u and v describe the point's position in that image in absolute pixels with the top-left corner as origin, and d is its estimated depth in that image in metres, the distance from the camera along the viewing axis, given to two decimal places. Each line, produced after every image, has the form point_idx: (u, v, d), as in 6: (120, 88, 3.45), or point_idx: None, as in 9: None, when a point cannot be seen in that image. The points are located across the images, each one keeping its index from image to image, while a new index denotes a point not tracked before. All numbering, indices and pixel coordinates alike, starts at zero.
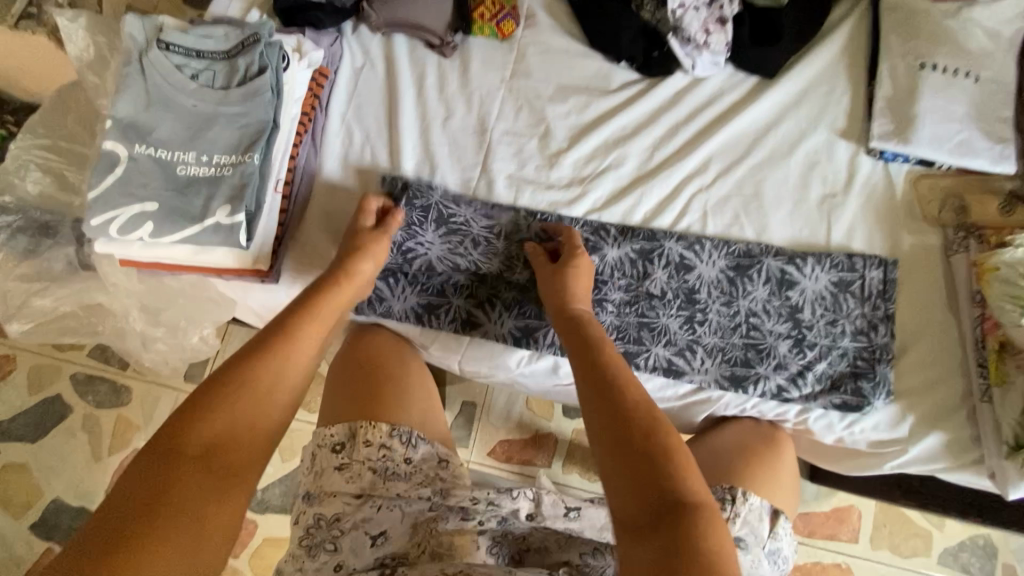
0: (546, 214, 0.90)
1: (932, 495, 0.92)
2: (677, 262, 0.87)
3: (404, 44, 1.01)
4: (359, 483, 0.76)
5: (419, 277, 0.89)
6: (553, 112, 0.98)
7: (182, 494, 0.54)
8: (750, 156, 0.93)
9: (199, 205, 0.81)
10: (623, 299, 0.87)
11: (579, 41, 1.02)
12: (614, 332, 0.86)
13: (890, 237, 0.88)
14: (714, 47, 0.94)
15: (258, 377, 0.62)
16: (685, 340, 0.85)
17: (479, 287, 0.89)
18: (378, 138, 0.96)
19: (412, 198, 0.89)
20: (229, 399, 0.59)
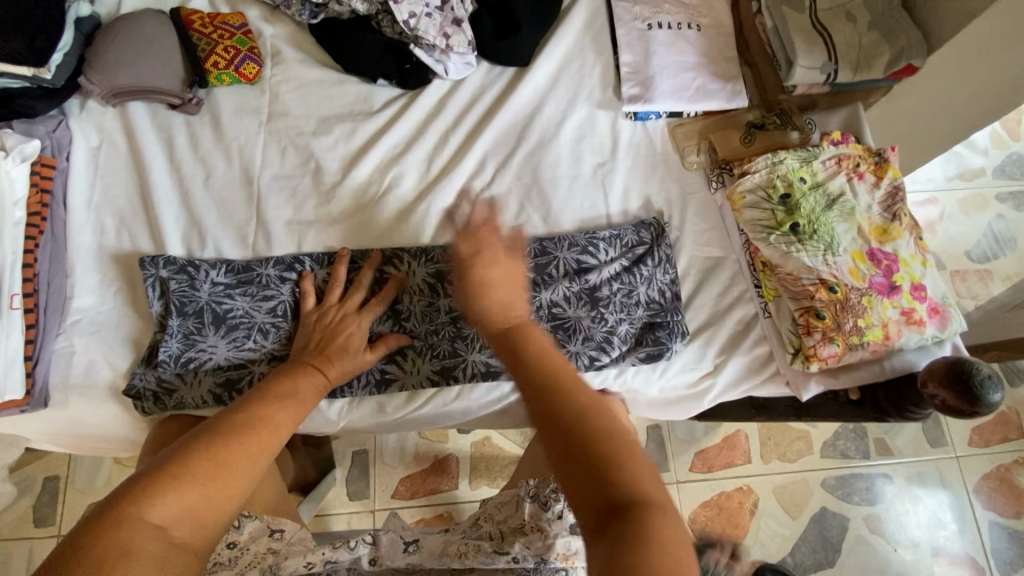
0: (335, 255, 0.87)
1: (776, 407, 0.90)
2: None
3: (143, 111, 0.94)
4: None
5: (205, 353, 0.81)
6: (320, 145, 0.94)
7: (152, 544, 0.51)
8: (521, 145, 0.95)
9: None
10: (429, 320, 0.86)
11: (333, 68, 1.00)
12: (428, 352, 0.85)
13: (660, 189, 0.93)
14: (457, 48, 0.95)
15: (236, 462, 0.59)
16: None
17: (278, 346, 0.83)
18: (134, 218, 0.88)
19: (181, 275, 0.83)
20: (196, 474, 0.56)
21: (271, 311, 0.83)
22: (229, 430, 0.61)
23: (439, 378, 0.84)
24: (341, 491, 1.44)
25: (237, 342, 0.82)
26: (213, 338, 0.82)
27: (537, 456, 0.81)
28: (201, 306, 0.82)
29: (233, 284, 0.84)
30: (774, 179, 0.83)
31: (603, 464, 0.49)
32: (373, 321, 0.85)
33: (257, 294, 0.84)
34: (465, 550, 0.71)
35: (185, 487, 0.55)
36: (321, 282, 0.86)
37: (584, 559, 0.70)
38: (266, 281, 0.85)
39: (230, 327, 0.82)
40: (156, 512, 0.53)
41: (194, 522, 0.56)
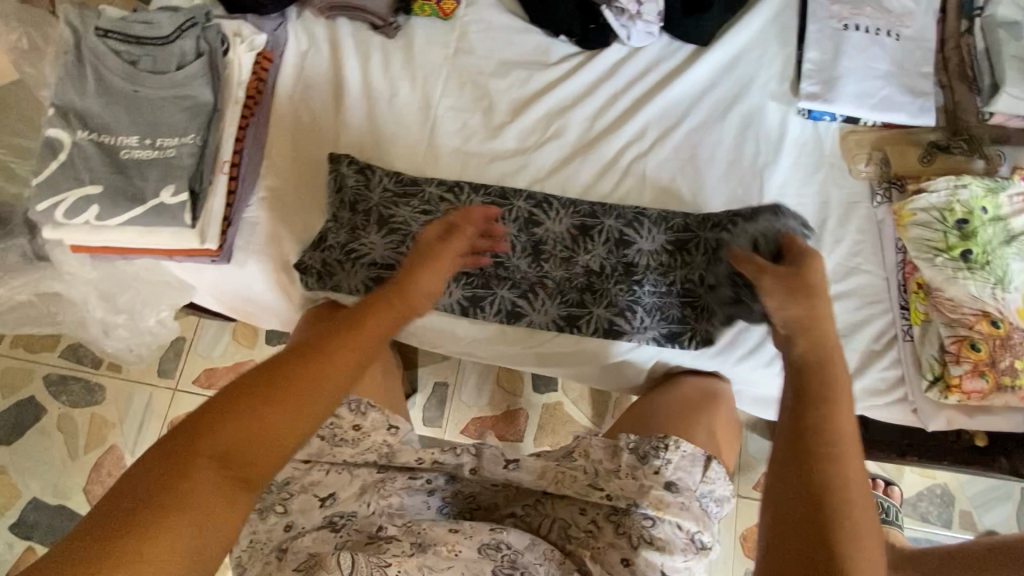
0: (492, 187, 0.93)
1: (876, 439, 0.89)
2: (616, 237, 0.90)
3: (347, 26, 1.04)
4: (305, 450, 0.74)
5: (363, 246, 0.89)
6: (496, 86, 1.00)
7: (207, 474, 0.46)
8: (687, 121, 0.97)
9: (142, 185, 0.80)
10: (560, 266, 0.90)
11: (520, 17, 1.05)
12: (558, 297, 0.89)
13: (819, 191, 0.92)
14: (646, 17, 0.97)
15: (320, 382, 0.52)
16: (625, 301, 0.87)
17: None
18: (325, 120, 0.99)
19: (361, 176, 0.93)
20: (261, 401, 0.50)
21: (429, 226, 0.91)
22: (312, 352, 0.53)
23: (564, 323, 0.89)
24: (416, 415, 1.54)
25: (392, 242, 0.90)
26: (372, 236, 0.90)
27: (645, 419, 0.83)
28: (370, 206, 0.91)
29: (400, 194, 0.93)
30: (952, 202, 0.80)
31: (830, 540, 0.48)
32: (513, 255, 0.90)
33: (417, 205, 0.92)
34: (564, 479, 0.75)
35: (250, 412, 0.49)
36: (474, 209, 0.92)
37: (676, 518, 0.71)
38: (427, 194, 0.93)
39: (390, 231, 0.90)
40: (215, 436, 0.48)
41: (262, 448, 0.49)
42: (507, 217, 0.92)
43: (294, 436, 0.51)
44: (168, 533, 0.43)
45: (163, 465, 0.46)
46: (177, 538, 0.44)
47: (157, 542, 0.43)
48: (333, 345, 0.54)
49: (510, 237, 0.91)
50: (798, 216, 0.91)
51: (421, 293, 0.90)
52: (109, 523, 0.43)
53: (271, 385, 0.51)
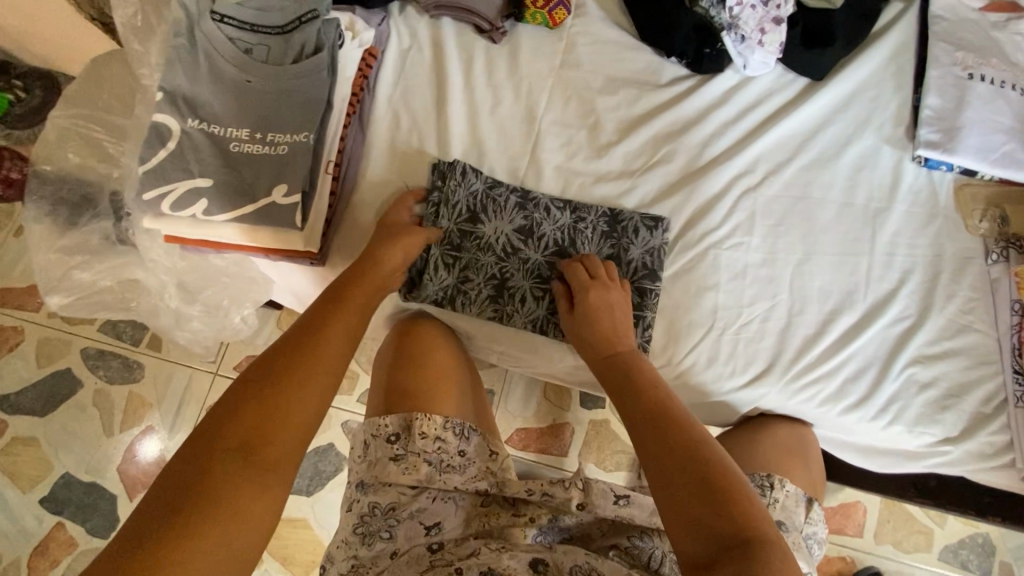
0: (580, 206, 0.91)
1: (950, 495, 0.91)
2: (708, 264, 0.89)
3: (452, 27, 1.00)
4: (415, 476, 0.77)
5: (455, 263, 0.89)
6: (603, 103, 0.97)
7: (230, 467, 0.55)
8: (799, 158, 0.94)
9: (253, 182, 0.78)
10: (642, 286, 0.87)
11: (630, 33, 1.02)
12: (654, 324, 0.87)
13: (933, 243, 0.89)
14: (767, 47, 0.94)
15: (287, 406, 0.60)
16: (724, 336, 0.87)
17: (513, 274, 0.89)
18: (426, 123, 0.96)
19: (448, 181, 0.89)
20: (249, 419, 0.58)
21: (517, 242, 0.89)
22: (273, 384, 0.60)
23: (660, 353, 0.87)
24: None
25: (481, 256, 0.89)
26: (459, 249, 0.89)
27: (740, 459, 0.83)
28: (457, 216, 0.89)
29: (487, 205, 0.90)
30: None
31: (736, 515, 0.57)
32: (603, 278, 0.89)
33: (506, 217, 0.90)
34: None
35: (241, 437, 0.57)
36: (563, 227, 0.90)
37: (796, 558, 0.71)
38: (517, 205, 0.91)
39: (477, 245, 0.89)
40: (219, 463, 0.55)
41: (258, 435, 0.57)
42: (594, 238, 0.90)
43: (295, 437, 0.59)
44: (209, 526, 0.51)
45: (195, 474, 0.54)
46: (200, 545, 0.50)
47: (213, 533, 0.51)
48: (303, 353, 0.64)
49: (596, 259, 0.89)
50: (909, 267, 0.88)
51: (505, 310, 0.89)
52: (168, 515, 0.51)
53: (258, 396, 0.59)
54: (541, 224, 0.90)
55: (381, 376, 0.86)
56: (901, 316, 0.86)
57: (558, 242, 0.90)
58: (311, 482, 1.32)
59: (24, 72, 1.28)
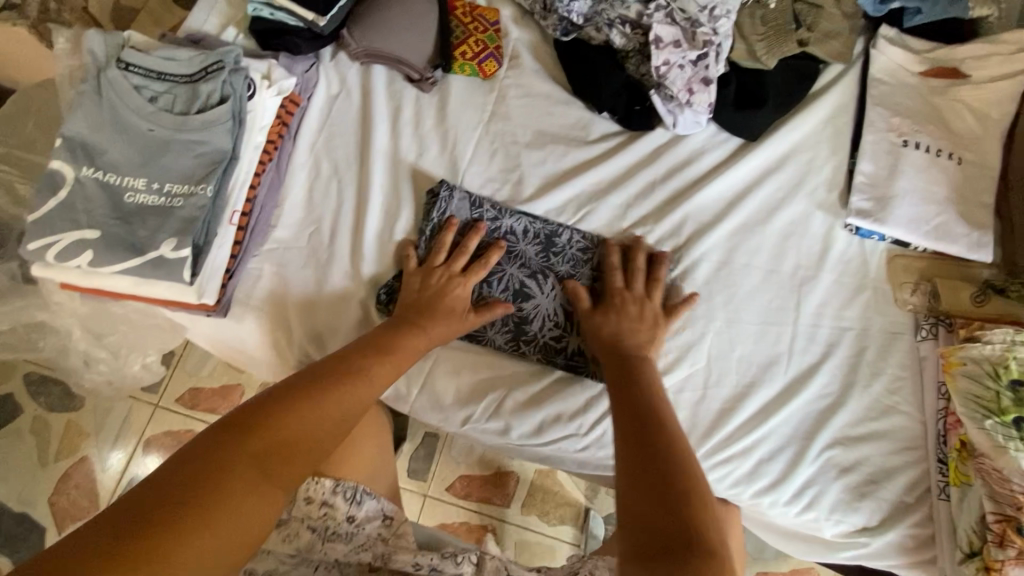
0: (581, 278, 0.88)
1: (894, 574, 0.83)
2: None
3: (382, 75, 0.99)
4: (295, 542, 0.71)
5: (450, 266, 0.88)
6: (529, 157, 0.95)
7: (245, 472, 0.54)
8: (728, 221, 0.91)
9: (143, 235, 0.75)
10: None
11: (562, 87, 1.00)
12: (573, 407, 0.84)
13: (862, 317, 0.87)
14: (697, 106, 0.91)
15: (325, 407, 0.62)
16: None
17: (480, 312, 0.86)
18: (347, 172, 0.94)
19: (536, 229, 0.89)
20: (282, 424, 0.58)
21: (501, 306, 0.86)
22: (314, 395, 0.63)
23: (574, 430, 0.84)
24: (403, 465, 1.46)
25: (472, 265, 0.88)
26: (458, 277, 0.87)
27: None
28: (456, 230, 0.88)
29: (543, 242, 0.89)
30: (1009, 357, 0.74)
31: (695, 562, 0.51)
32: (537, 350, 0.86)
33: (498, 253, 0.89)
34: None
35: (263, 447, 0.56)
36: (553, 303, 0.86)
37: None
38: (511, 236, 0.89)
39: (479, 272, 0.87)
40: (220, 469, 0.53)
41: (283, 447, 0.57)
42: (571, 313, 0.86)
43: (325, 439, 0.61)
44: (199, 531, 0.49)
45: (229, 463, 0.54)
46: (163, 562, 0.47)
47: (192, 545, 0.48)
48: (353, 376, 0.67)
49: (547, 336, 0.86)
50: (835, 340, 0.85)
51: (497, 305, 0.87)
52: (193, 496, 0.50)
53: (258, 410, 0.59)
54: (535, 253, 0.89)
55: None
56: (823, 392, 0.83)
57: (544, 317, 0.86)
58: None
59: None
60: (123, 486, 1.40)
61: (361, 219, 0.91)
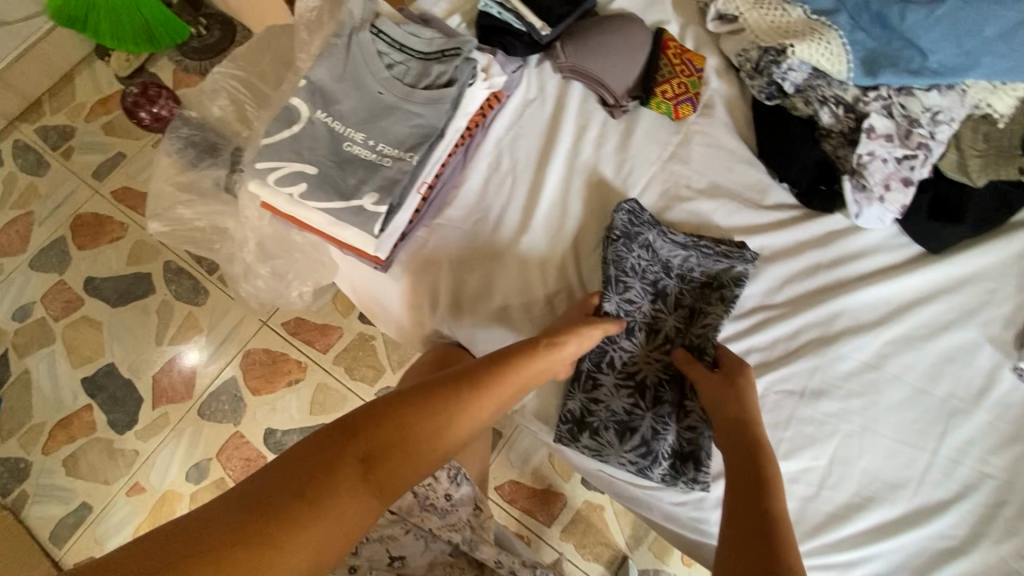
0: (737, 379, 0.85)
1: None
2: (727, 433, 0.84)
3: (579, 91, 1.04)
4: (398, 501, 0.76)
5: (668, 268, 0.91)
6: (699, 206, 0.96)
7: (348, 485, 0.54)
8: (887, 327, 0.88)
9: (351, 183, 0.83)
10: (673, 454, 0.84)
11: (748, 146, 1.00)
12: (637, 448, 0.83)
13: (1009, 469, 0.81)
14: (888, 204, 0.89)
15: (420, 424, 0.61)
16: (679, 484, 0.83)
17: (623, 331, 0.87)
18: (524, 172, 0.99)
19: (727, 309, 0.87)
20: (418, 429, 0.61)
21: (636, 344, 0.88)
22: (415, 424, 0.61)
23: (630, 463, 0.83)
24: None
25: (665, 284, 0.91)
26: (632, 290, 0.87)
27: None
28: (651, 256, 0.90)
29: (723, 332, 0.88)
30: None
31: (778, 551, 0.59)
32: (634, 396, 0.85)
33: (675, 311, 0.90)
34: None
35: (387, 439, 0.59)
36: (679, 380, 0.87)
37: None
38: (705, 310, 0.88)
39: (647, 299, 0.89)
40: (342, 456, 0.56)
41: (383, 476, 0.57)
42: (700, 400, 0.85)
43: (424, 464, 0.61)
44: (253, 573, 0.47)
45: (299, 495, 0.52)
46: None
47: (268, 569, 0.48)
48: (480, 398, 0.67)
49: (651, 393, 0.86)
50: (973, 483, 0.81)
51: (640, 308, 0.88)
52: (250, 516, 0.49)
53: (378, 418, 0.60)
54: (692, 343, 0.87)
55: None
56: (946, 531, 0.79)
57: (662, 383, 0.87)
58: None
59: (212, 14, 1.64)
60: (215, 387, 1.50)
61: (527, 222, 0.96)
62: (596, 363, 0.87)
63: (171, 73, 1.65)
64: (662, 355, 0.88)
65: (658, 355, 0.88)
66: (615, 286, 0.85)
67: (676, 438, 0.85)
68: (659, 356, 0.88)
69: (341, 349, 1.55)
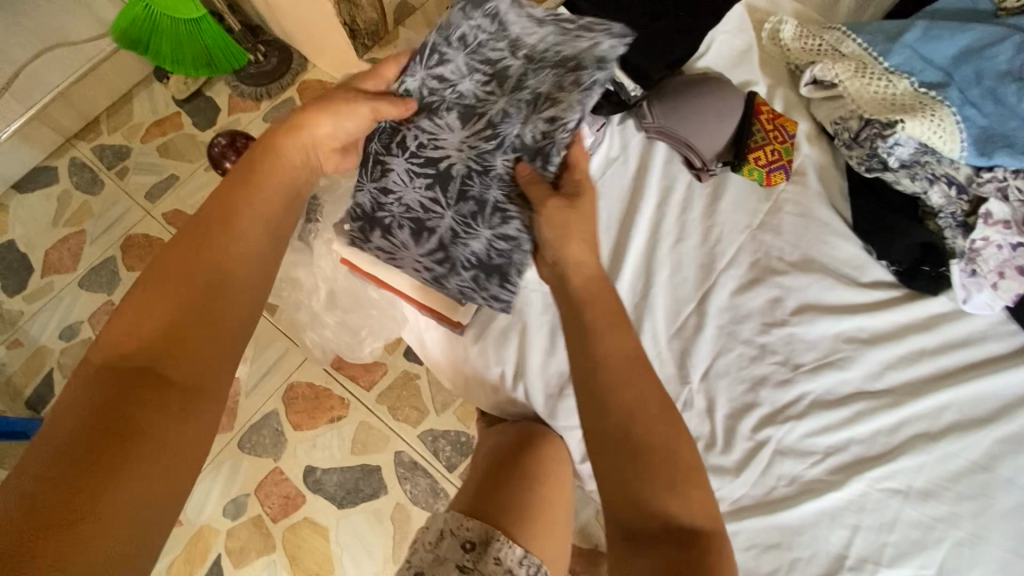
0: (491, 166, 0.71)
1: None
2: (499, 236, 0.76)
3: (663, 152, 1.00)
4: None
5: (517, 38, 0.69)
6: (790, 279, 0.91)
7: (163, 410, 0.50)
8: (999, 424, 0.82)
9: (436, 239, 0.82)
10: (475, 272, 0.83)
11: (841, 218, 0.96)
12: (438, 255, 0.83)
13: None
14: (1000, 292, 0.84)
15: (169, 280, 0.55)
16: (483, 274, 0.83)
17: (466, 124, 0.71)
18: (605, 236, 0.96)
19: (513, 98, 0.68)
20: (144, 318, 0.54)
21: (466, 145, 0.72)
22: (190, 319, 0.54)
23: (433, 254, 0.83)
24: None
25: (505, 61, 0.69)
26: (499, 96, 0.69)
27: None
28: (493, 43, 0.69)
29: (474, 102, 0.70)
30: None
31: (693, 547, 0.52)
32: (430, 200, 0.78)
33: (537, 113, 0.66)
34: None
35: (179, 310, 0.54)
36: (497, 193, 0.73)
37: None
38: (553, 97, 0.66)
39: (472, 94, 0.70)
40: (180, 370, 0.52)
41: (180, 351, 0.53)
42: (448, 181, 0.75)
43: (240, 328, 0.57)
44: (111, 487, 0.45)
45: (106, 420, 0.48)
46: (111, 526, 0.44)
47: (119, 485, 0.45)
48: (225, 270, 0.57)
49: (455, 202, 0.76)
50: None
51: (457, 86, 0.70)
52: (74, 455, 0.45)
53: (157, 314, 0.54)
54: (499, 180, 0.71)
55: (481, 472, 0.81)
56: None
57: (472, 205, 0.75)
58: (345, 494, 1.33)
59: (269, 41, 1.52)
60: (257, 418, 1.38)
61: None
62: (383, 148, 0.75)
63: (225, 98, 1.53)
64: (482, 142, 0.70)
65: (484, 174, 0.72)
66: (425, 56, 0.70)
67: (486, 247, 0.79)
68: (471, 145, 0.71)
69: (385, 386, 1.41)
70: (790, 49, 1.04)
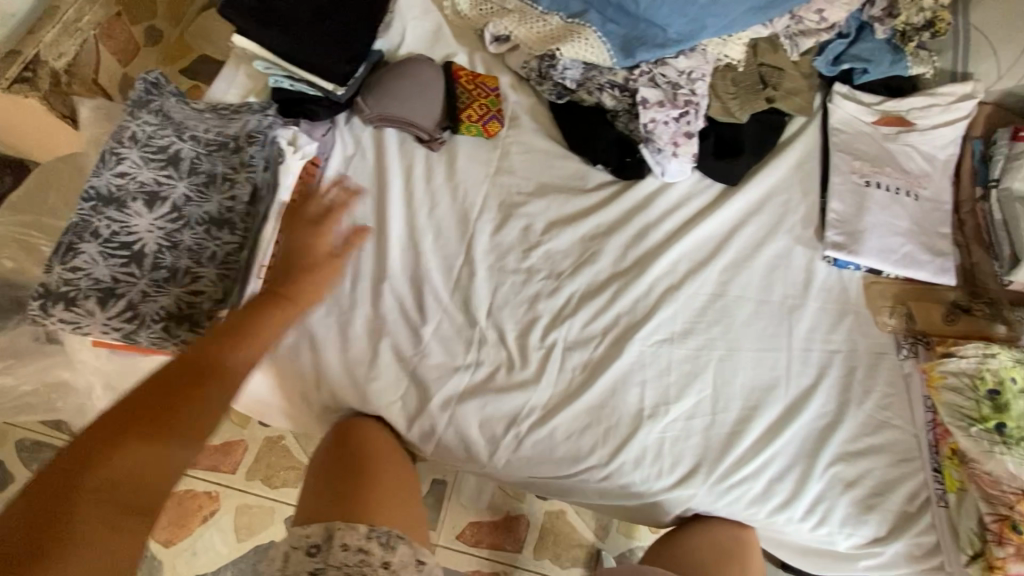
0: (180, 232, 0.80)
1: None
2: (195, 287, 0.78)
3: (394, 137, 1.07)
4: None
5: (183, 131, 0.85)
6: (532, 207, 1.03)
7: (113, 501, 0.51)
8: (718, 258, 0.99)
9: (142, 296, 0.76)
10: (165, 318, 0.76)
11: (558, 143, 1.09)
12: (127, 319, 0.75)
13: (848, 340, 0.94)
14: (682, 157, 1.02)
15: (200, 383, 0.61)
16: (177, 329, 0.76)
17: (143, 204, 0.80)
18: (365, 225, 1.00)
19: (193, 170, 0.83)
20: (151, 406, 0.57)
21: (154, 221, 0.80)
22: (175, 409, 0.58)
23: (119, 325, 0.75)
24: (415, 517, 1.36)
25: (178, 147, 0.83)
26: (174, 175, 0.82)
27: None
28: (162, 135, 0.84)
29: (157, 184, 0.81)
30: (982, 370, 0.81)
31: None
32: (117, 271, 0.77)
33: (218, 190, 0.82)
34: None
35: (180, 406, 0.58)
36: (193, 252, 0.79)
37: None
38: (230, 176, 0.83)
39: (155, 176, 0.82)
40: (164, 467, 0.55)
41: (159, 450, 0.55)
42: (136, 250, 0.78)
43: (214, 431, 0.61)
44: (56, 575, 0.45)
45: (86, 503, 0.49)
46: None
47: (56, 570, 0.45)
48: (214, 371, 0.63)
49: (148, 265, 0.78)
50: (826, 362, 0.92)
51: (138, 177, 0.81)
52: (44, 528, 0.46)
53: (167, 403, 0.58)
54: (194, 243, 0.80)
55: (309, 482, 0.82)
56: (821, 411, 0.89)
57: (165, 265, 0.78)
58: None
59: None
60: None
61: (383, 272, 0.96)
62: (77, 236, 0.77)
63: None
64: (167, 216, 0.80)
65: (173, 240, 0.79)
66: (106, 161, 0.81)
67: (177, 300, 0.77)
68: (164, 225, 0.80)
69: (253, 462, 1.30)
70: (470, 17, 1.16)
